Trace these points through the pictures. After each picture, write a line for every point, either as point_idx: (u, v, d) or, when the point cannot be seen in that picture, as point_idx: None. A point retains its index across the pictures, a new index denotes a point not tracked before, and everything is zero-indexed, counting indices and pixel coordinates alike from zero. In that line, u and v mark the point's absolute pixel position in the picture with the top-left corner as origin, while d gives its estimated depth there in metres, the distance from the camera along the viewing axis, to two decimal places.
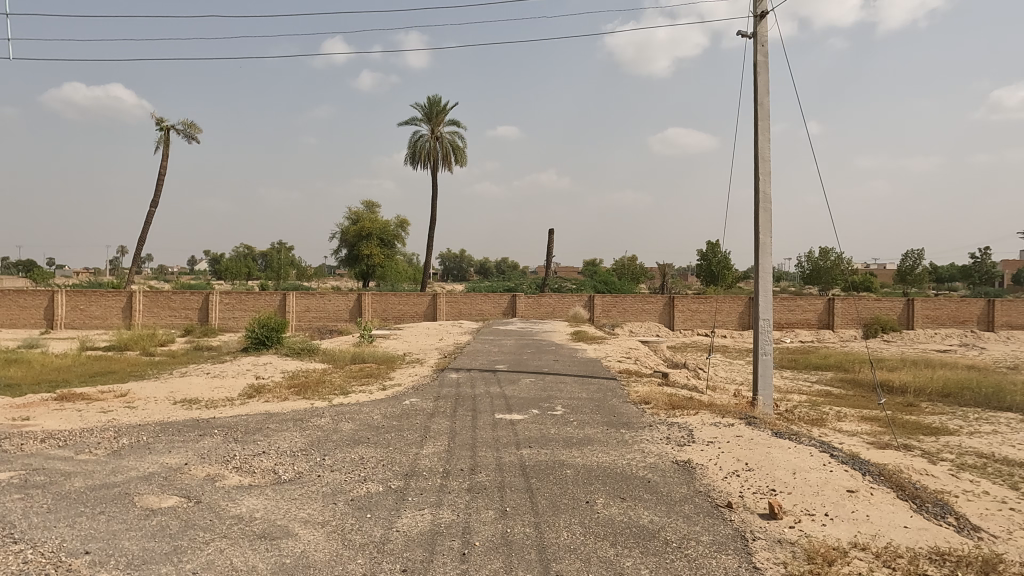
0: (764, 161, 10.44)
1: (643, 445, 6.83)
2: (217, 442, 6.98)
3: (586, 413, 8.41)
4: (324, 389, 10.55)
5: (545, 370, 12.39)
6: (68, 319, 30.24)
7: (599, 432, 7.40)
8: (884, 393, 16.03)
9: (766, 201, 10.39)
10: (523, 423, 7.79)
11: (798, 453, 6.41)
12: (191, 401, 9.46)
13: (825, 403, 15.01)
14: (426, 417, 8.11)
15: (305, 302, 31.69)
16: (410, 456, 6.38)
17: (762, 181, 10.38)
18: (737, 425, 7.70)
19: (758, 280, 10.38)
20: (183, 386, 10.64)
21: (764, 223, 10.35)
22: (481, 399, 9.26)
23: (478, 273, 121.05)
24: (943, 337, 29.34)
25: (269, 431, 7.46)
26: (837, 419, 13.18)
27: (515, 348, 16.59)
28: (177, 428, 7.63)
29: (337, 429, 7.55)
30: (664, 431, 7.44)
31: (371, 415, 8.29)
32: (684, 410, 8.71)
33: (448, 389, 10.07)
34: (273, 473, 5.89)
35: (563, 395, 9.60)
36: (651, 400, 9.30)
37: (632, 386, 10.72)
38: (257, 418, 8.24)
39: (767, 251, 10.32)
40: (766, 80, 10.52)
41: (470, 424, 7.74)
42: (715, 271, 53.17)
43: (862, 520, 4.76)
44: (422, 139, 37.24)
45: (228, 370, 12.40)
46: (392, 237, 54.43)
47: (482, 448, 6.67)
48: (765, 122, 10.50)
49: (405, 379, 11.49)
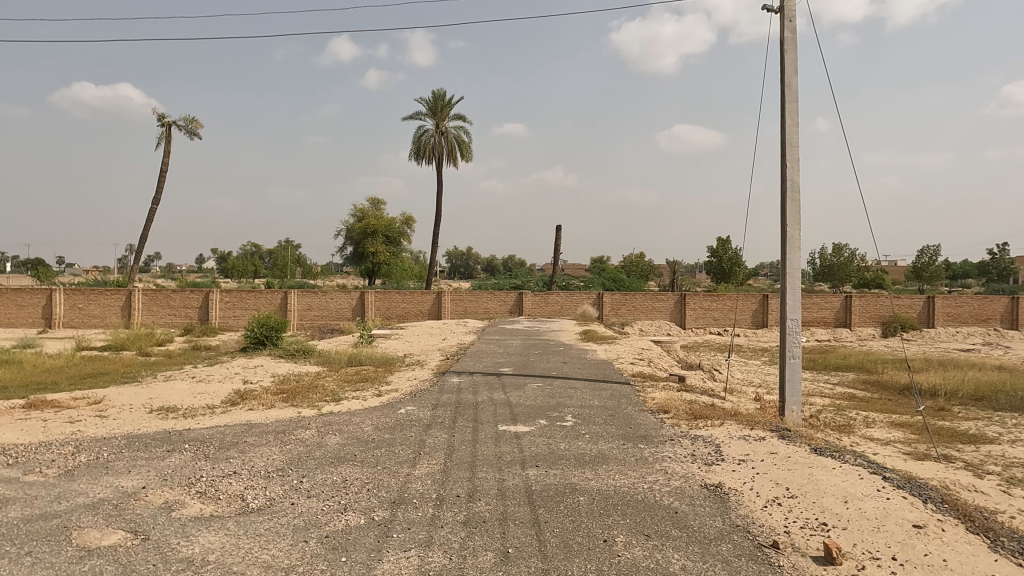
0: (792, 146, 9.59)
1: (665, 465, 6.00)
2: (185, 459, 6.21)
3: (600, 425, 7.58)
4: (314, 396, 9.76)
5: (553, 374, 11.56)
6: (67, 318, 29.67)
7: (614, 448, 6.58)
8: (913, 397, 15.09)
9: (794, 191, 9.54)
10: (529, 437, 6.98)
11: (845, 475, 5.56)
12: (166, 409, 8.68)
13: (851, 408, 14.11)
14: (422, 429, 7.31)
15: (307, 301, 30.99)
16: (399, 479, 5.57)
17: (790, 169, 9.53)
18: (769, 440, 6.85)
19: (785, 277, 9.54)
20: (164, 392, 9.89)
21: (792, 215, 9.50)
22: (484, 408, 8.46)
23: (485, 271, 120.49)
24: (965, 336, 28.31)
25: (246, 446, 6.67)
26: (865, 426, 12.31)
27: (522, 348, 15.78)
28: (144, 442, 6.85)
29: (322, 444, 6.76)
30: (688, 447, 6.61)
31: (362, 427, 7.48)
32: (708, 421, 7.86)
33: (448, 396, 9.27)
34: (240, 500, 5.11)
35: (574, 403, 8.78)
36: (670, 408, 8.45)
37: (647, 392, 9.85)
38: (235, 430, 7.44)
39: (795, 246, 9.47)
40: (794, 58, 9.67)
41: (470, 437, 6.94)
42: (726, 267, 52.13)
43: (939, 567, 3.93)
44: (428, 134, 36.54)
45: (216, 374, 11.65)
46: (397, 235, 53.66)
47: (483, 468, 5.86)
48: (794, 103, 9.65)
49: (403, 384, 10.70)
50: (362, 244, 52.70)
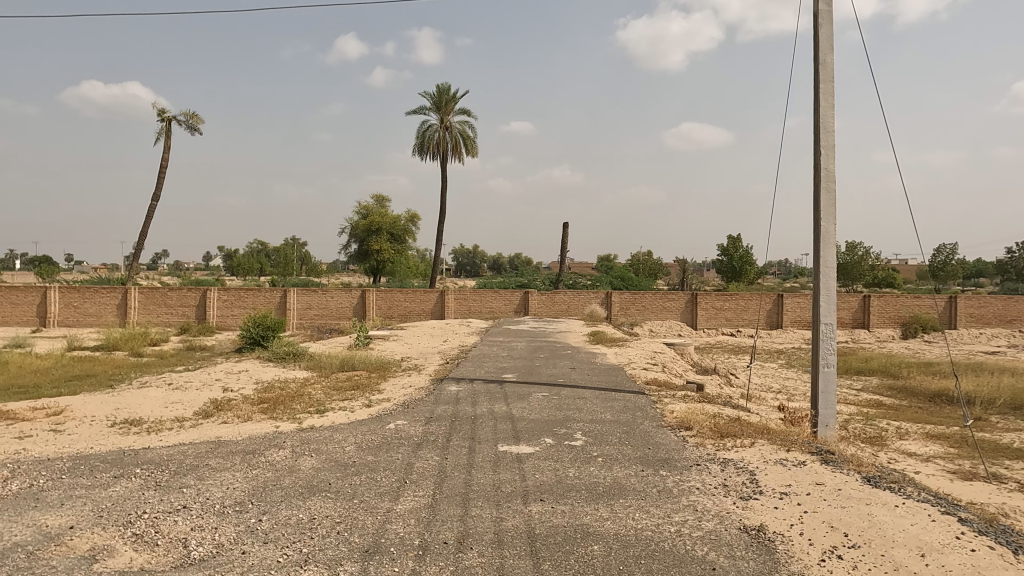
0: (827, 131, 8.64)
1: (693, 499, 5.07)
2: (131, 489, 5.31)
3: (615, 446, 6.63)
4: (296, 406, 8.87)
5: (560, 381, 10.64)
6: (61, 317, 28.92)
7: (632, 477, 5.62)
8: (945, 406, 14.09)
9: (829, 180, 8.59)
10: (533, 461, 6.06)
11: (913, 517, 4.62)
12: (128, 423, 7.78)
13: (880, 417, 13.13)
14: (411, 450, 6.40)
15: (306, 300, 30.11)
16: (377, 519, 4.66)
17: (825, 157, 8.57)
18: (812, 466, 5.90)
19: (819, 275, 8.58)
20: (133, 402, 9.03)
21: (827, 207, 8.57)
22: (483, 422, 7.55)
23: (492, 270, 119.43)
24: (989, 338, 27.19)
25: (206, 472, 5.76)
26: (898, 439, 11.33)
27: (527, 351, 14.90)
28: (90, 465, 5.96)
29: (295, 468, 5.85)
30: (718, 476, 5.67)
31: (343, 447, 6.57)
32: (737, 440, 6.91)
33: (444, 408, 8.36)
34: (181, 547, 4.20)
35: (584, 418, 7.83)
36: (693, 424, 7.49)
37: (664, 403, 8.89)
38: (199, 450, 6.52)
39: (830, 242, 8.53)
40: (830, 33, 8.71)
41: (465, 461, 6.02)
42: (736, 266, 51.01)
43: None
44: (432, 129, 35.65)
45: (196, 380, 10.75)
46: (403, 232, 52.73)
47: (477, 503, 4.94)
48: (829, 84, 8.69)
49: (396, 393, 9.75)
50: (366, 241, 51.89)
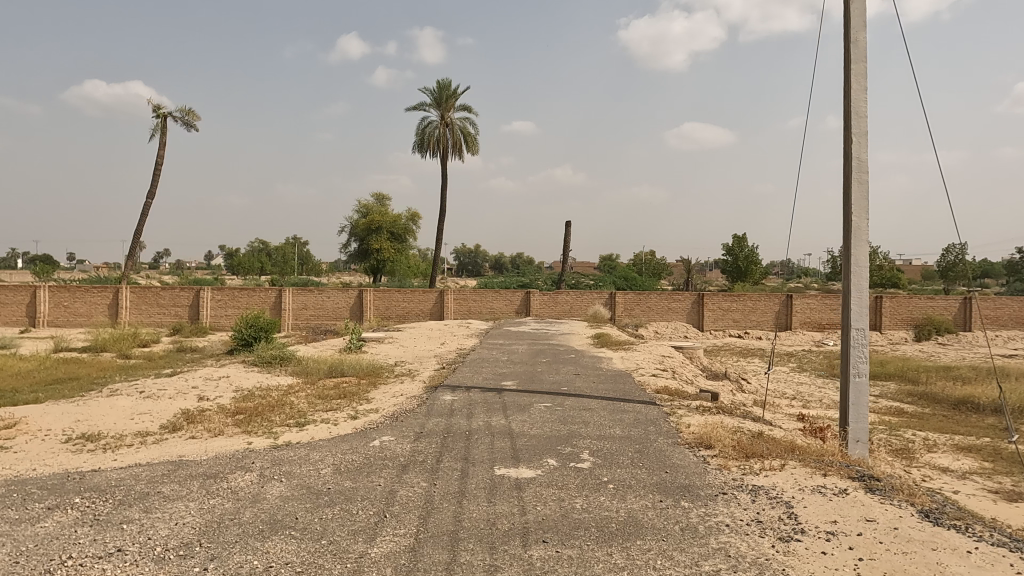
0: (858, 118, 7.85)
1: (723, 541, 4.27)
2: (60, 527, 4.49)
3: (628, 469, 5.84)
4: (275, 418, 8.07)
5: (563, 390, 9.86)
6: (51, 317, 28.20)
7: (650, 510, 4.82)
8: (972, 415, 13.28)
9: (861, 170, 7.80)
10: (534, 488, 5.25)
11: (994, 568, 3.82)
12: (84, 439, 6.99)
13: (906, 427, 12.33)
14: (395, 474, 5.62)
15: (302, 300, 29.33)
16: (347, 568, 3.86)
17: (857, 145, 7.79)
18: (858, 496, 5.10)
19: (849, 275, 7.78)
20: (96, 413, 8.24)
21: (859, 201, 7.78)
22: (479, 439, 6.77)
23: (494, 270, 118.62)
24: (1005, 341, 26.35)
25: (156, 503, 4.96)
26: (928, 451, 10.54)
27: (529, 356, 14.11)
28: (22, 493, 5.16)
29: (259, 498, 5.05)
30: (747, 508, 4.87)
31: (319, 470, 5.77)
32: (765, 461, 6.13)
33: (436, 422, 7.57)
34: None
35: (591, 434, 7.03)
36: (714, 442, 6.71)
37: (679, 416, 8.08)
38: (155, 472, 5.73)
39: (862, 239, 7.73)
40: (862, 9, 7.91)
41: (457, 489, 5.22)
42: (743, 267, 50.17)
43: None
44: (432, 125, 34.84)
45: (171, 387, 9.95)
46: (403, 232, 51.96)
47: (467, 546, 4.15)
48: (861, 65, 7.90)
49: (386, 403, 8.96)
50: (366, 240, 51.17)
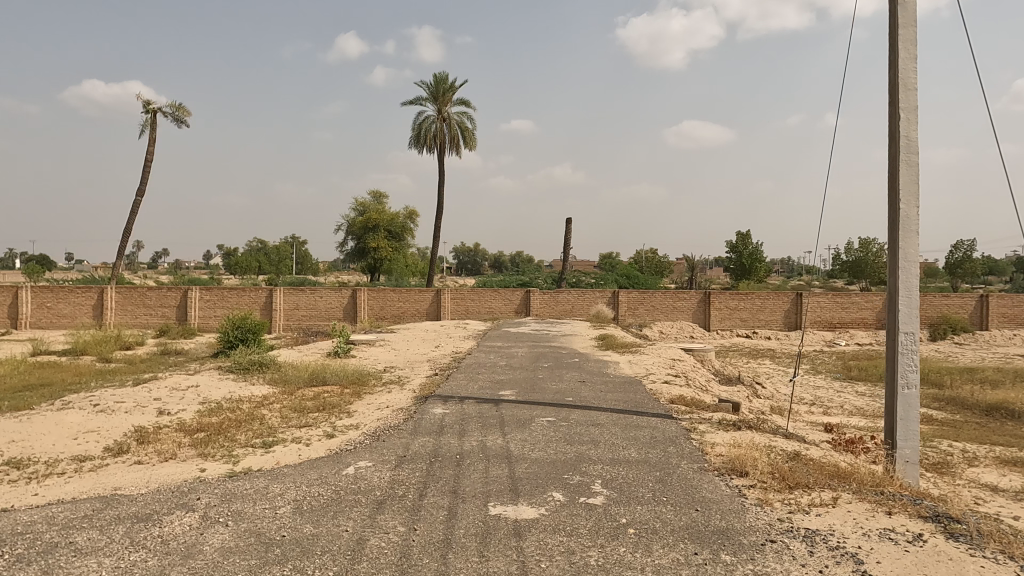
0: (907, 90, 6.83)
1: None
2: None
3: (649, 506, 4.81)
4: (239, 436, 7.06)
5: (568, 400, 8.84)
6: (34, 318, 27.17)
7: (682, 569, 3.80)
8: (1008, 423, 12.29)
9: (908, 151, 6.79)
10: (537, 536, 4.25)
11: None
12: (9, 466, 5.98)
13: (940, 437, 11.32)
14: (367, 515, 4.60)
15: (294, 300, 28.30)
16: None
17: (904, 121, 6.79)
18: (941, 546, 4.09)
19: (895, 272, 6.75)
20: (35, 432, 7.22)
21: (907, 185, 6.76)
22: (470, 465, 5.75)
23: (494, 268, 117.74)
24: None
25: (60, 560, 3.93)
26: (969, 465, 9.54)
27: (530, 360, 13.09)
28: None
29: (194, 554, 4.01)
30: (806, 563, 3.86)
31: (275, 510, 4.75)
32: (812, 493, 5.12)
33: (422, 442, 6.56)
34: None
35: (602, 457, 6.03)
36: (748, 467, 5.69)
37: (701, 433, 7.06)
38: (76, 514, 4.70)
39: (910, 230, 6.71)
40: None
41: (442, 538, 4.19)
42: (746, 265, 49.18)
43: None
44: (428, 120, 33.81)
45: (132, 399, 8.93)
46: (401, 229, 50.95)
47: None
48: (910, 30, 6.87)
49: (368, 417, 7.95)
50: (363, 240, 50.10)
